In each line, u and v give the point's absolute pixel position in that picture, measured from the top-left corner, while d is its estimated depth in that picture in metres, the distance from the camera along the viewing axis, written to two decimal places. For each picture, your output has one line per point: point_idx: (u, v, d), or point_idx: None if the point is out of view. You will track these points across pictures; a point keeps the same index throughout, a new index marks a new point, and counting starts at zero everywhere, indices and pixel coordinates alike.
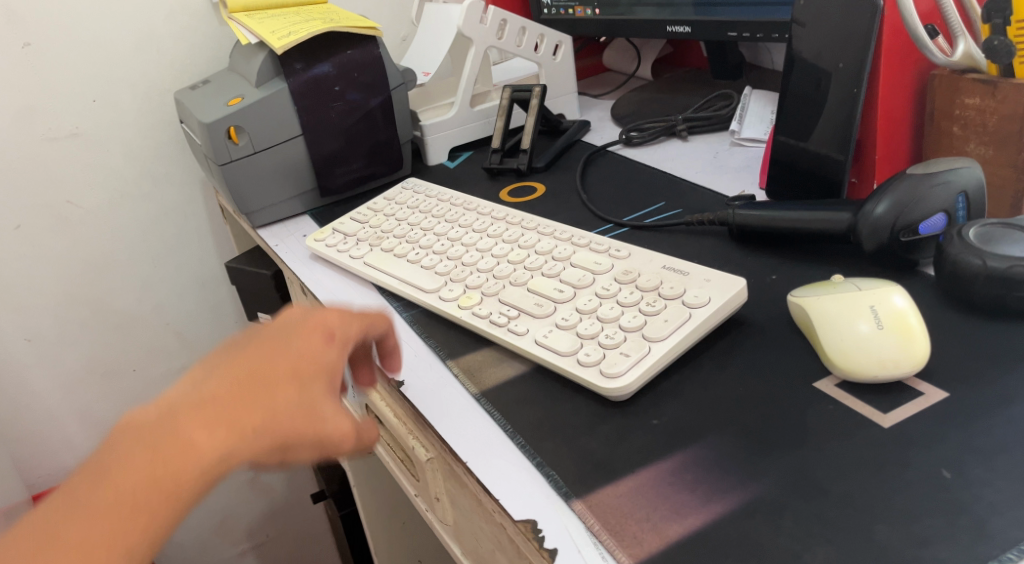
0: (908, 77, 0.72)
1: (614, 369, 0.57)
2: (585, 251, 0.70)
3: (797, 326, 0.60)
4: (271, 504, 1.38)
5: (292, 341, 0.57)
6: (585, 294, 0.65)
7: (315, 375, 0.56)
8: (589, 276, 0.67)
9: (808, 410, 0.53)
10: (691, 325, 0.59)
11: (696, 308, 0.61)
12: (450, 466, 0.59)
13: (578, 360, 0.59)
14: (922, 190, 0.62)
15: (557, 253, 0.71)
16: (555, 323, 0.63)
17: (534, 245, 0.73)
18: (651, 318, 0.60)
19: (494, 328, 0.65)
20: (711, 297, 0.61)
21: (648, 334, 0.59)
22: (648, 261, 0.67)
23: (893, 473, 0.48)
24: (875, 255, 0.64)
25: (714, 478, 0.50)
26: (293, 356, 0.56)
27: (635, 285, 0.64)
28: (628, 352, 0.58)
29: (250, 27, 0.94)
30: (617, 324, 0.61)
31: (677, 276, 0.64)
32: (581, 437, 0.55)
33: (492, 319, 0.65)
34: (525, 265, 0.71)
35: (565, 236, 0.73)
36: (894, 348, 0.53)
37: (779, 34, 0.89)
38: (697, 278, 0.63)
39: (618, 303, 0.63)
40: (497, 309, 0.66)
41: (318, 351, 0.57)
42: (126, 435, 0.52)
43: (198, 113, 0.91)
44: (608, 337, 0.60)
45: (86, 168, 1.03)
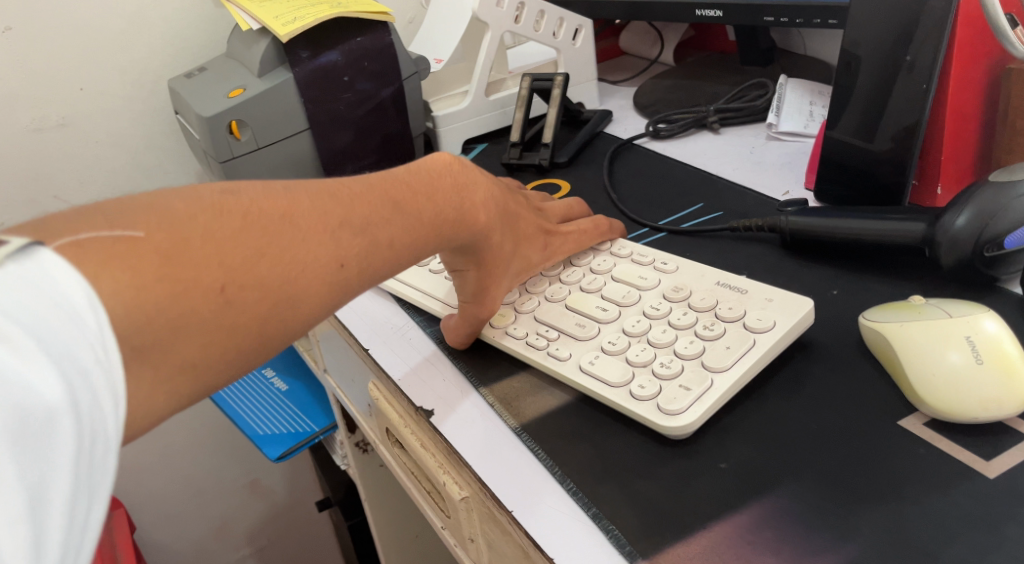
0: (978, 71, 0.66)
1: (673, 406, 0.51)
2: (626, 264, 0.64)
3: (872, 352, 0.54)
4: (273, 508, 1.32)
5: (529, 220, 0.62)
6: (632, 314, 0.59)
7: (518, 260, 0.61)
8: (635, 293, 0.61)
9: (897, 456, 0.48)
10: (754, 353, 0.54)
11: (759, 333, 0.55)
12: (490, 508, 0.53)
13: (631, 393, 0.53)
14: (1006, 198, 0.56)
15: (596, 265, 0.64)
16: (602, 346, 0.57)
17: (567, 257, 0.66)
18: (711, 345, 0.55)
19: (533, 351, 0.58)
20: (776, 321, 0.55)
21: (708, 364, 0.53)
22: (700, 277, 0.61)
23: (1007, 535, 0.44)
24: (952, 271, 0.58)
25: (799, 537, 0.45)
26: (525, 233, 0.61)
27: (688, 305, 0.58)
28: (689, 386, 0.52)
29: (250, 11, 0.86)
30: (671, 350, 0.55)
31: (735, 295, 0.58)
32: (640, 481, 0.49)
33: (529, 341, 0.59)
34: (561, 277, 0.64)
35: (601, 246, 0.67)
36: (996, 386, 0.48)
37: (822, 19, 0.82)
38: (758, 298, 0.58)
39: (670, 326, 0.57)
40: (533, 329, 0.60)
41: (536, 244, 0.62)
42: (443, 172, 0.54)
43: (195, 104, 0.84)
44: (663, 366, 0.54)
45: (72, 160, 0.96)
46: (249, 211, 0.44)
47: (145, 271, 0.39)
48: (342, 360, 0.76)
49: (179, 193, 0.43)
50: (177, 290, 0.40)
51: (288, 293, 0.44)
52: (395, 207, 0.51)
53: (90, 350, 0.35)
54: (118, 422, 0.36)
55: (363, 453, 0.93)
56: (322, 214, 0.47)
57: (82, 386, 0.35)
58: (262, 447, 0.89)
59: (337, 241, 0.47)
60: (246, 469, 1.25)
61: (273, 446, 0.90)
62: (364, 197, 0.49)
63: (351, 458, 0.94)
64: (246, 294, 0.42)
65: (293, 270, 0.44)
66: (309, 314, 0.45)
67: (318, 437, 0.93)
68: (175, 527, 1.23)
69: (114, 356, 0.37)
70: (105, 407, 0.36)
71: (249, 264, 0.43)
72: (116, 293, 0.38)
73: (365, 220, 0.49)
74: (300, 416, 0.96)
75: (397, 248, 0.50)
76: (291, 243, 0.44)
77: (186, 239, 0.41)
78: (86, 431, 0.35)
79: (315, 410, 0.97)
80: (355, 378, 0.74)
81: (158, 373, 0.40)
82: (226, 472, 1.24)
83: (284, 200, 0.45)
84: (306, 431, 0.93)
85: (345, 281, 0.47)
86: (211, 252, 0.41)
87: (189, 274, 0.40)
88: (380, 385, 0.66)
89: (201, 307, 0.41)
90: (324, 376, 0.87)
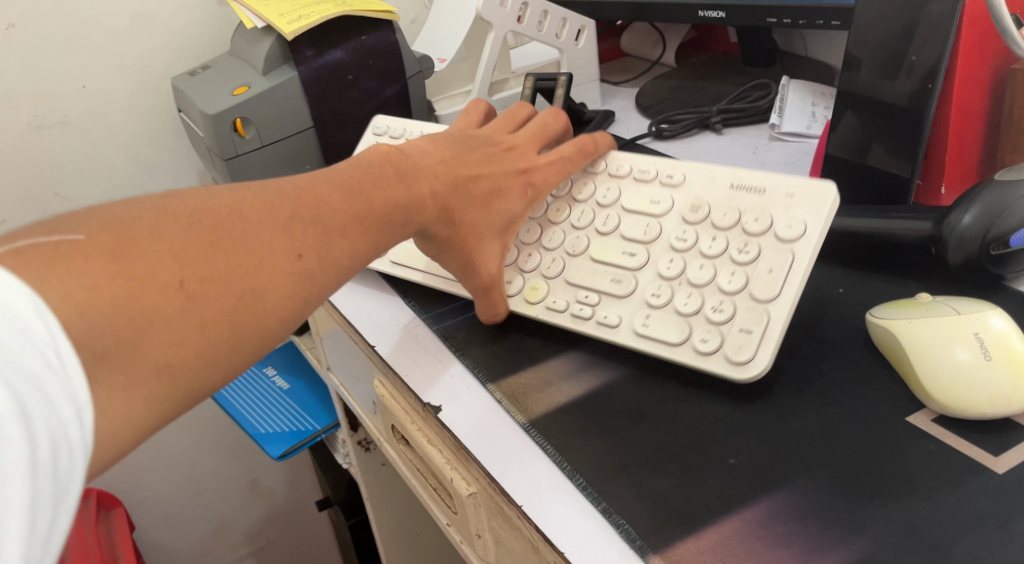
0: (983, 73, 0.66)
1: (739, 358, 0.52)
2: (631, 185, 0.62)
3: (879, 349, 0.55)
4: (273, 508, 1.32)
5: (499, 167, 0.60)
6: (661, 251, 0.58)
7: (500, 213, 0.59)
8: (654, 222, 0.59)
9: (907, 452, 0.48)
10: (797, 267, 0.53)
11: (791, 243, 0.54)
12: (499, 503, 0.53)
13: (697, 351, 0.54)
14: (1014, 197, 0.56)
15: (600, 198, 0.62)
16: (647, 303, 0.57)
17: (569, 194, 0.64)
18: (753, 270, 0.54)
19: (580, 324, 0.58)
20: (805, 223, 0.54)
21: (758, 296, 0.53)
22: (710, 180, 0.58)
23: (1019, 530, 0.44)
24: (959, 269, 0.59)
25: (809, 531, 0.45)
26: (498, 188, 0.59)
27: (712, 225, 0.57)
28: (749, 328, 0.53)
29: (254, 9, 0.86)
30: (715, 288, 0.55)
31: (753, 198, 0.56)
32: (650, 477, 0.49)
33: (572, 313, 0.59)
34: (572, 223, 0.62)
35: (597, 169, 0.64)
36: (1006, 383, 0.48)
37: (824, 20, 0.82)
38: (778, 195, 0.56)
39: (703, 257, 0.56)
40: (572, 297, 0.60)
41: (515, 195, 0.60)
42: (383, 161, 0.55)
43: (199, 101, 0.84)
44: (716, 311, 0.54)
45: (74, 156, 0.94)
46: (195, 209, 0.45)
47: (96, 273, 0.41)
48: (347, 359, 0.76)
49: (125, 202, 0.45)
50: (132, 289, 0.41)
51: (251, 286, 0.45)
52: (346, 193, 0.51)
53: (41, 359, 0.37)
54: (83, 429, 0.38)
55: (365, 452, 0.93)
56: (271, 207, 0.48)
57: (36, 394, 0.36)
58: (264, 445, 0.89)
59: (292, 232, 0.48)
60: (245, 469, 1.25)
61: (276, 444, 0.90)
62: (315, 189, 0.50)
63: (353, 457, 0.94)
64: (206, 288, 0.44)
65: (250, 262, 0.46)
66: (277, 308, 0.47)
67: (321, 435, 0.93)
68: (174, 527, 1.23)
69: (70, 362, 0.38)
70: (65, 413, 0.37)
71: (204, 260, 0.44)
72: (68, 296, 0.40)
73: (318, 210, 0.50)
74: (302, 414, 0.96)
75: (354, 236, 0.51)
76: (240, 230, 0.46)
77: (136, 238, 0.43)
78: (46, 437, 0.36)
79: (317, 409, 0.97)
80: (360, 376, 0.74)
81: (128, 379, 0.41)
82: (225, 472, 1.23)
83: (229, 199, 0.47)
84: (308, 429, 0.93)
85: (308, 270, 0.48)
86: (163, 251, 0.43)
87: (143, 271, 0.42)
88: (386, 382, 0.66)
89: (162, 303, 0.42)
90: (328, 375, 0.87)
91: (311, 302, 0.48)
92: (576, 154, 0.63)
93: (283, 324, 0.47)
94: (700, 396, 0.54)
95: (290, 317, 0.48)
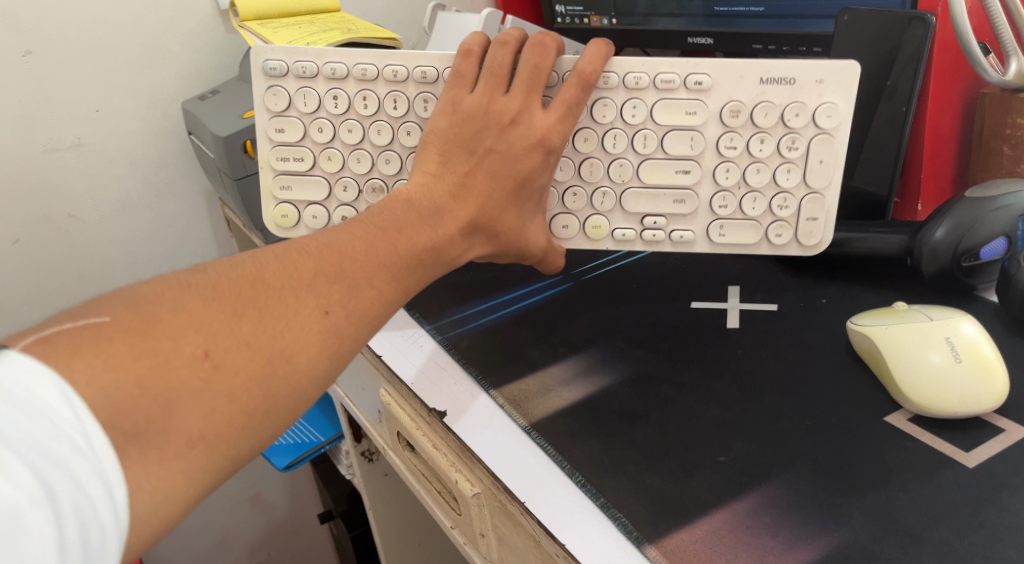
0: (955, 96, 0.70)
1: (814, 241, 0.63)
2: (655, 97, 0.62)
3: (859, 354, 0.58)
4: (273, 522, 1.34)
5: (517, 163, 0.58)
6: (712, 159, 0.62)
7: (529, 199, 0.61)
8: (699, 134, 0.62)
9: (885, 449, 0.52)
10: (840, 150, 0.61)
11: (831, 130, 0.61)
12: (502, 501, 0.56)
13: (774, 245, 0.64)
14: (983, 212, 0.60)
15: (628, 119, 0.62)
16: (715, 216, 0.64)
17: (589, 116, 0.62)
18: (803, 162, 0.62)
19: (655, 246, 0.65)
20: (839, 105, 0.60)
21: (813, 184, 0.62)
22: (740, 77, 0.61)
23: (988, 518, 0.48)
24: (933, 279, 0.63)
25: (796, 523, 0.49)
26: (520, 183, 0.59)
27: (758, 127, 0.61)
28: (814, 215, 0.63)
29: (262, 35, 0.89)
30: (774, 187, 0.62)
31: (788, 90, 0.60)
32: (645, 474, 0.52)
33: (646, 239, 0.65)
34: (608, 148, 0.63)
35: (611, 83, 0.61)
36: (974, 383, 0.52)
37: (808, 47, 0.85)
38: (808, 83, 0.60)
39: (756, 159, 0.62)
40: (638, 224, 0.65)
41: (538, 171, 0.59)
42: (403, 205, 0.56)
43: (210, 126, 0.87)
44: (781, 207, 0.63)
45: (88, 179, 0.95)
46: (216, 282, 0.48)
47: (121, 354, 0.43)
48: (352, 369, 0.79)
49: (148, 282, 0.47)
50: (159, 365, 0.44)
51: (279, 351, 0.48)
52: (367, 244, 0.53)
53: (69, 443, 0.40)
54: (112, 504, 0.41)
55: (369, 462, 0.96)
56: (293, 269, 0.50)
57: (64, 478, 0.40)
58: (270, 457, 0.93)
59: (318, 292, 0.50)
60: (246, 484, 1.27)
61: (281, 456, 0.93)
62: (339, 243, 0.52)
63: (356, 468, 0.97)
64: (233, 358, 0.46)
65: (276, 328, 0.48)
66: (307, 368, 0.49)
67: (324, 447, 0.95)
68: (178, 542, 1.24)
69: (100, 443, 0.41)
70: (94, 493, 0.41)
71: (230, 330, 0.47)
72: (95, 380, 0.42)
73: (341, 266, 0.51)
74: (306, 427, 0.99)
75: (381, 285, 0.52)
76: (263, 302, 0.48)
77: (156, 314, 0.45)
78: (76, 519, 0.40)
79: (321, 421, 1.00)
80: (365, 386, 0.77)
81: (162, 455, 0.44)
82: (227, 487, 1.25)
83: (252, 268, 0.49)
84: (312, 441, 0.96)
85: (336, 326, 0.50)
86: (188, 326, 0.46)
87: (168, 346, 0.45)
88: (391, 390, 0.68)
89: (190, 374, 0.45)
90: (333, 387, 0.89)
91: (342, 356, 0.50)
92: (580, 93, 0.60)
93: (312, 382, 0.49)
94: (693, 399, 0.57)
95: (320, 376, 0.49)
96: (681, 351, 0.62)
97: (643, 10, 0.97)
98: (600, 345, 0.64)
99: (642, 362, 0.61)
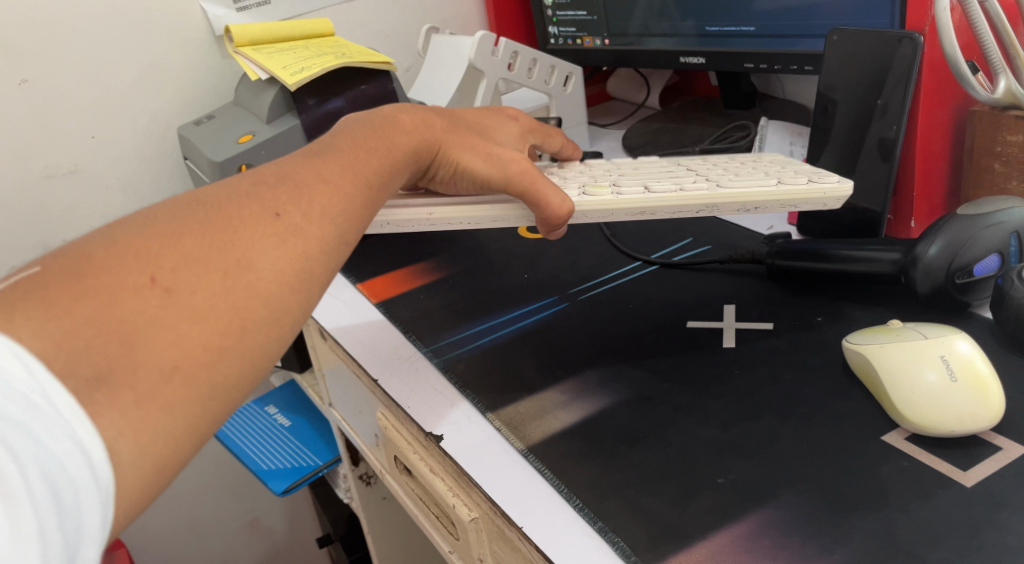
0: (945, 114, 0.71)
1: (835, 179, 0.60)
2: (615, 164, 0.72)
3: (856, 374, 0.58)
4: (273, 546, 1.33)
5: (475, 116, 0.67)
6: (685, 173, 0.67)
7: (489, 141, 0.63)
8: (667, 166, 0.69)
9: (884, 469, 0.52)
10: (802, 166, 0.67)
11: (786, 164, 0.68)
12: (500, 526, 0.56)
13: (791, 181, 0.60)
14: (974, 230, 0.61)
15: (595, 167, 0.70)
16: (717, 181, 0.62)
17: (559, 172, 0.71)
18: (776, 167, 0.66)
19: (670, 191, 0.60)
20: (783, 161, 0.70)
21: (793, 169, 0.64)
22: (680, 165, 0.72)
23: (988, 539, 0.47)
24: (927, 297, 0.62)
25: (795, 544, 0.49)
26: (483, 115, 0.67)
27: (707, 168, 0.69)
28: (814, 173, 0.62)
29: (258, 61, 0.90)
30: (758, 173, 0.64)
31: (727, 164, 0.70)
32: (644, 497, 0.52)
33: (654, 186, 0.61)
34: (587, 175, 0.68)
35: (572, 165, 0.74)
36: (971, 402, 0.52)
37: (799, 66, 0.83)
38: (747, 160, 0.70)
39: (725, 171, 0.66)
40: (641, 183, 0.62)
41: (501, 121, 0.67)
42: (361, 122, 0.58)
43: (206, 150, 0.88)
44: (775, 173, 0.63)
45: (84, 205, 0.95)
46: (142, 218, 0.45)
47: (58, 299, 0.39)
48: (348, 392, 0.78)
49: (75, 240, 0.43)
50: (105, 301, 0.40)
51: (233, 260, 0.45)
52: (310, 157, 0.53)
53: (22, 401, 0.35)
54: (84, 458, 0.37)
55: (367, 486, 0.96)
56: (232, 189, 0.48)
57: (21, 436, 0.35)
58: (267, 481, 0.92)
59: (263, 197, 0.48)
60: (245, 508, 1.26)
61: (279, 480, 0.92)
62: (281, 167, 0.51)
63: (354, 492, 0.97)
64: (183, 278, 0.43)
65: (224, 238, 0.45)
66: (270, 270, 0.46)
67: (322, 471, 0.95)
68: None
69: (60, 398, 0.37)
70: (62, 449, 0.36)
71: (171, 251, 0.43)
72: (39, 328, 0.38)
73: (283, 174, 0.50)
74: (304, 450, 0.99)
75: (335, 180, 0.51)
76: (199, 219, 0.45)
77: (92, 256, 0.42)
78: (41, 474, 0.35)
79: (319, 444, 0.99)
80: (362, 410, 0.77)
81: (137, 393, 0.39)
82: (227, 512, 1.25)
83: (183, 197, 0.47)
84: (309, 465, 0.95)
85: (293, 224, 0.48)
86: (124, 258, 0.42)
87: (109, 282, 0.41)
88: (388, 413, 0.68)
89: (141, 304, 0.41)
90: (330, 411, 0.89)
91: (311, 256, 0.48)
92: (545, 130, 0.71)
93: (287, 288, 0.46)
94: (691, 420, 0.57)
95: None
96: (678, 372, 0.62)
97: (635, 30, 0.98)
98: (597, 367, 0.64)
99: (639, 383, 0.61)
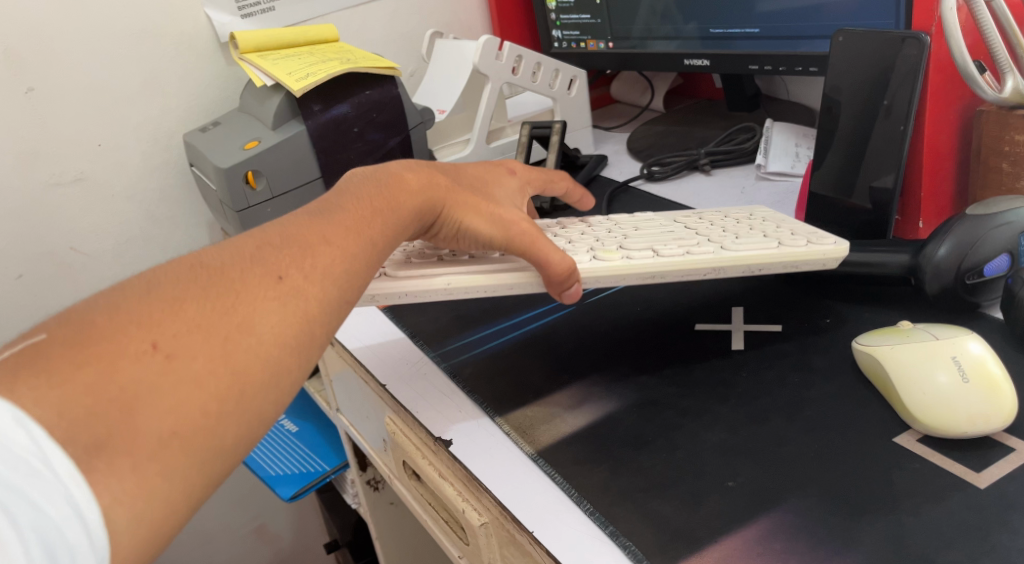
0: (952, 114, 0.70)
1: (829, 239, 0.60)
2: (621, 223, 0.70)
3: (866, 376, 0.58)
4: (278, 552, 1.33)
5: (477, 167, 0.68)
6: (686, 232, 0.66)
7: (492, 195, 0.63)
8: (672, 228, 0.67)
9: (895, 472, 0.52)
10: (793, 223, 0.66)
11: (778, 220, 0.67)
12: (510, 531, 0.56)
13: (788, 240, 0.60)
14: (984, 231, 0.60)
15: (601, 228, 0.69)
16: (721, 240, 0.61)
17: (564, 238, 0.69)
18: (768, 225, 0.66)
19: (679, 257, 0.59)
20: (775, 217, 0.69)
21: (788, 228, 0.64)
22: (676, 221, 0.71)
23: (999, 541, 0.47)
24: (936, 298, 0.62)
25: (805, 547, 0.48)
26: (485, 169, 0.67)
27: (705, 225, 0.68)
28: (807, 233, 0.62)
29: (263, 67, 0.90)
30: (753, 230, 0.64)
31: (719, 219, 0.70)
32: (653, 501, 0.52)
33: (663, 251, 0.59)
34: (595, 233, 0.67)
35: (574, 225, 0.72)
36: (983, 403, 0.52)
37: (803, 67, 0.83)
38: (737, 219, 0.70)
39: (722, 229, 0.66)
40: (648, 246, 0.60)
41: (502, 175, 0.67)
42: (365, 178, 0.58)
43: (211, 157, 0.88)
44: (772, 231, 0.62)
45: (89, 212, 0.95)
46: (147, 281, 0.45)
47: (60, 367, 0.40)
48: (357, 400, 0.78)
49: (81, 302, 0.44)
50: (105, 371, 0.40)
51: (234, 325, 0.45)
52: (313, 215, 0.53)
53: (24, 469, 0.37)
54: (82, 525, 0.38)
55: (374, 491, 0.96)
56: (236, 252, 0.48)
57: (19, 503, 0.37)
58: (275, 487, 0.92)
59: (267, 261, 0.48)
60: (250, 515, 1.26)
61: (286, 486, 0.92)
62: (285, 226, 0.51)
63: (362, 497, 0.97)
64: (183, 343, 0.43)
65: (225, 303, 0.45)
66: (271, 334, 0.46)
67: (330, 476, 0.95)
68: None
69: (62, 466, 0.38)
70: (59, 516, 0.37)
71: (174, 319, 0.43)
72: (41, 398, 0.39)
73: (289, 235, 0.50)
74: (311, 455, 0.98)
75: (338, 242, 0.51)
76: (202, 286, 0.45)
77: (94, 321, 0.42)
78: (37, 540, 0.37)
79: (326, 449, 0.99)
80: (370, 416, 0.76)
81: (135, 461, 0.40)
82: (233, 519, 1.24)
83: (187, 260, 0.47)
84: (317, 470, 0.95)
85: (295, 288, 0.48)
86: (125, 324, 0.42)
87: (110, 349, 0.41)
88: (396, 419, 0.68)
89: (141, 370, 0.41)
90: (338, 416, 0.89)
91: (312, 319, 0.48)
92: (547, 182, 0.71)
93: (288, 350, 0.46)
94: (699, 424, 0.57)
95: None
96: (686, 375, 0.62)
97: (638, 34, 0.98)
98: (605, 371, 0.64)
99: (646, 388, 0.61)
